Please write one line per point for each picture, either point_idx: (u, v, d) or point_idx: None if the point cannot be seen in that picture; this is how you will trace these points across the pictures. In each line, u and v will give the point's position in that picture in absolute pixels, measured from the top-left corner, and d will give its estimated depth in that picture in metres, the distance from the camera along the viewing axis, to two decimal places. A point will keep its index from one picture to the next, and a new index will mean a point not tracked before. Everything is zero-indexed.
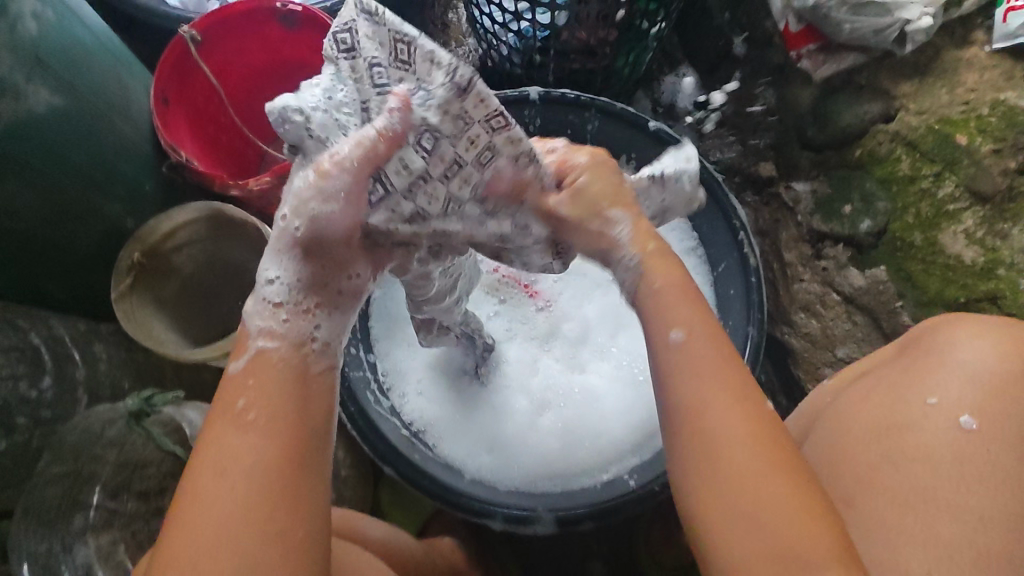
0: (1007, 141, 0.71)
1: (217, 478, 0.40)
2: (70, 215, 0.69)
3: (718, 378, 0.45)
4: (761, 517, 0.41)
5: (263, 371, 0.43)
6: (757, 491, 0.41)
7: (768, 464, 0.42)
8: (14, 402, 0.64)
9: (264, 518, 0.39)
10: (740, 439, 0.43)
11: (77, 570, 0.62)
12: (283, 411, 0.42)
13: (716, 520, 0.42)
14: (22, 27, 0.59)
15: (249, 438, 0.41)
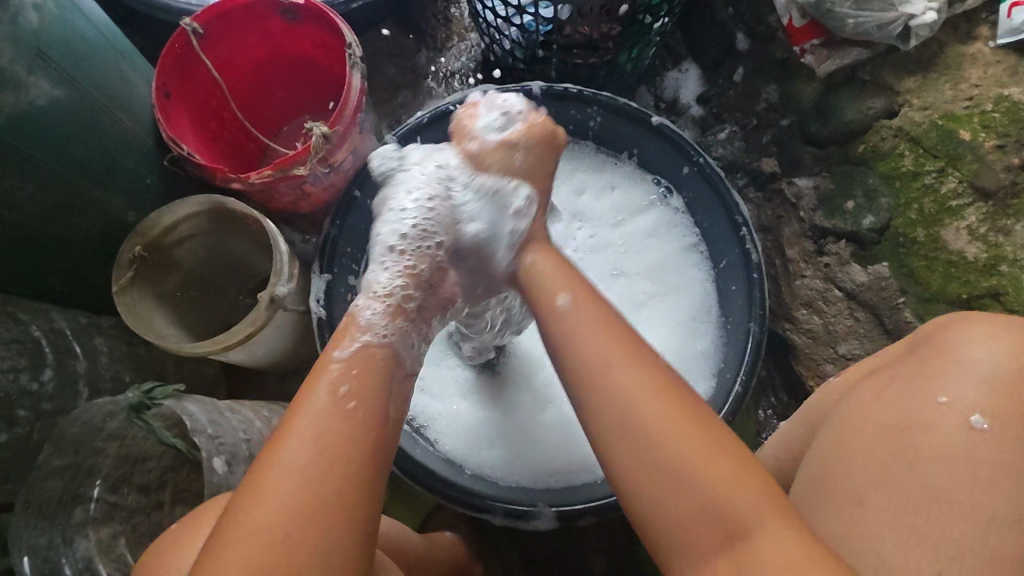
0: (1011, 138, 0.71)
1: (303, 449, 0.46)
2: (70, 208, 0.69)
3: (599, 335, 0.52)
4: (690, 472, 0.45)
5: (364, 364, 0.52)
6: (687, 449, 0.46)
7: (684, 427, 0.47)
8: (14, 394, 0.63)
9: (342, 480, 0.46)
10: (643, 397, 0.48)
11: (77, 563, 0.63)
12: (365, 402, 0.50)
13: (652, 480, 0.46)
14: (23, 18, 0.59)
15: (338, 416, 0.48)
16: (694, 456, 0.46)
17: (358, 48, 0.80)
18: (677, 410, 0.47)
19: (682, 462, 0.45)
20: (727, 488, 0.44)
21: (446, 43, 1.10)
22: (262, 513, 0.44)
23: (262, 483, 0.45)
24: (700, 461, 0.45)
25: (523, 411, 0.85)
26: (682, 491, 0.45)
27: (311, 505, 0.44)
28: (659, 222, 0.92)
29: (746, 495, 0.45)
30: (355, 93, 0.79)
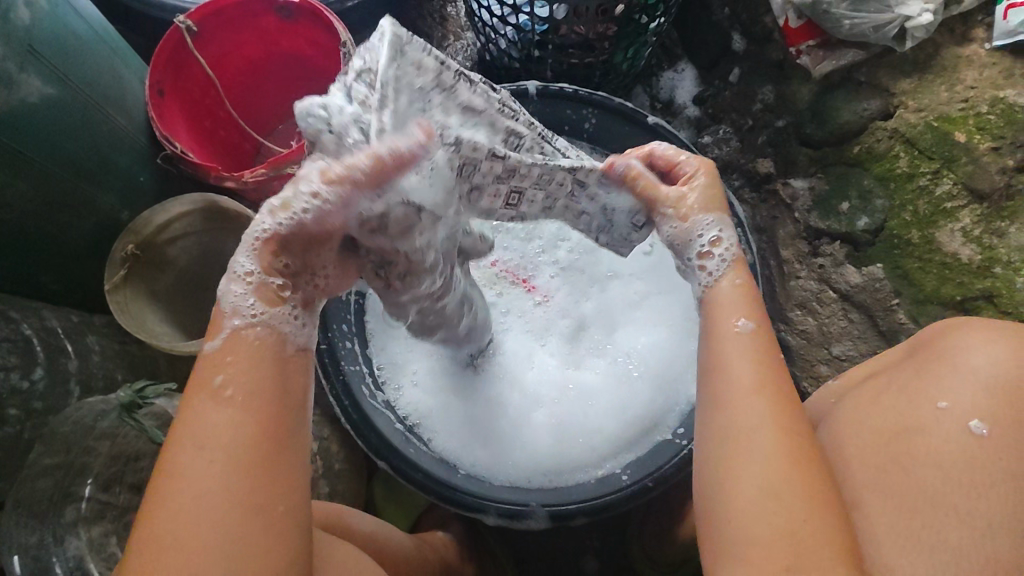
0: (1007, 139, 0.71)
1: (193, 453, 0.41)
2: (63, 206, 0.68)
3: (739, 376, 0.47)
4: (775, 508, 0.42)
5: (242, 351, 0.43)
6: (784, 486, 0.42)
7: (787, 458, 0.44)
8: (6, 393, 0.63)
9: (246, 489, 0.41)
10: (771, 429, 0.45)
11: (69, 563, 0.61)
12: (262, 385, 0.43)
13: (737, 513, 0.43)
14: (15, 15, 0.58)
15: (227, 412, 0.42)
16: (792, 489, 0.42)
17: (353, 47, 0.79)
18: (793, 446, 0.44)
19: (776, 486, 0.42)
20: (809, 521, 0.41)
21: (441, 43, 1.10)
22: (167, 527, 0.40)
23: (161, 498, 0.40)
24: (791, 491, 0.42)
25: (518, 411, 0.85)
26: (777, 515, 0.42)
27: (216, 507, 0.40)
28: None
29: (825, 533, 0.41)
30: None
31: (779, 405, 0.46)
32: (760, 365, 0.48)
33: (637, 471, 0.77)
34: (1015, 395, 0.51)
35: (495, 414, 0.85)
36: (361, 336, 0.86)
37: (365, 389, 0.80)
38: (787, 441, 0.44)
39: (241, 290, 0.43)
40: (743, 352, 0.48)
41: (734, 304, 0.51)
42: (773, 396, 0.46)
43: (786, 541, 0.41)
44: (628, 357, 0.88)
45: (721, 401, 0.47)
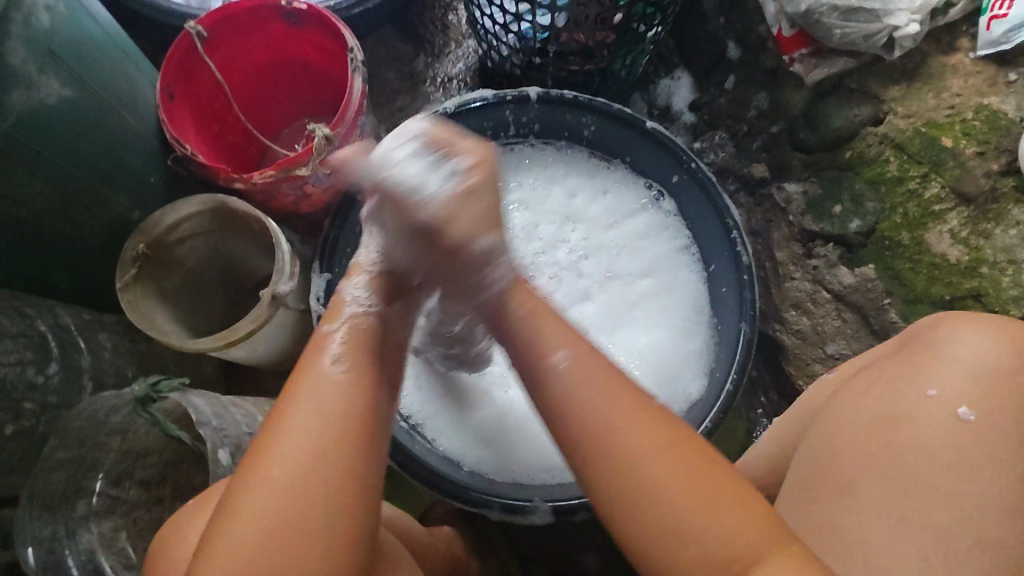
0: (991, 144, 0.74)
1: (300, 415, 0.46)
2: (78, 205, 0.70)
3: (597, 395, 0.47)
4: (692, 523, 0.43)
5: (356, 337, 0.51)
6: (693, 507, 0.43)
7: (710, 486, 0.44)
8: (22, 387, 0.64)
9: (336, 454, 0.45)
10: (652, 455, 0.44)
11: (81, 554, 0.64)
12: (366, 366, 0.49)
13: (650, 535, 0.44)
14: (36, 19, 0.60)
15: (336, 386, 0.47)
16: (712, 488, 0.44)
17: (360, 52, 0.81)
18: (689, 454, 0.45)
19: (689, 503, 0.43)
20: (744, 531, 0.43)
21: (443, 50, 1.12)
22: (262, 492, 0.43)
23: (262, 458, 0.45)
24: (704, 509, 0.43)
25: (522, 410, 0.87)
26: (687, 539, 0.43)
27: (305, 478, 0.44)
28: (650, 224, 0.95)
29: (766, 542, 0.43)
30: (357, 95, 0.81)
31: (653, 431, 0.45)
32: (586, 374, 0.48)
33: None
34: (996, 384, 0.53)
35: (500, 415, 0.86)
36: None
37: None
38: (675, 460, 0.44)
39: (358, 291, 0.54)
40: (589, 376, 0.48)
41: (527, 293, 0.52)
42: (631, 403, 0.47)
43: (721, 558, 0.43)
44: (630, 357, 0.89)
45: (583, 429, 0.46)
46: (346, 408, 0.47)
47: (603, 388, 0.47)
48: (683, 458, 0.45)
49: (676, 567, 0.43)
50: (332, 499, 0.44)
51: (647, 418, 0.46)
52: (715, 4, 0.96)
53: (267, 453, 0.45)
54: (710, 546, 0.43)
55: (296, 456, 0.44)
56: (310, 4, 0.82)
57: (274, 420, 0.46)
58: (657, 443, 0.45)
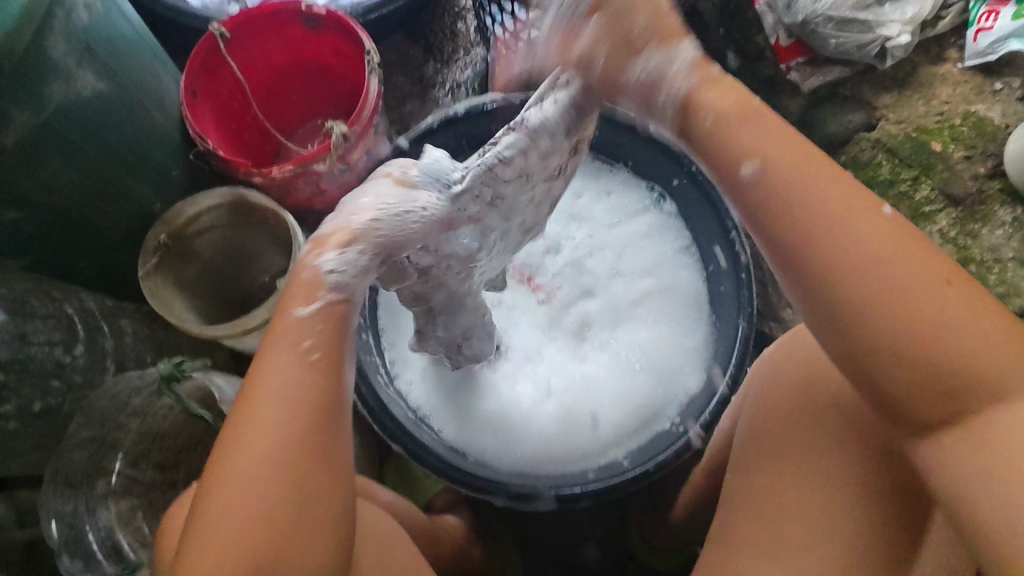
0: (978, 149, 0.79)
1: (274, 406, 0.44)
2: (104, 194, 0.73)
3: (830, 196, 0.42)
4: (963, 336, 0.39)
5: (331, 318, 0.47)
6: (956, 322, 0.39)
7: (967, 305, 0.39)
8: (50, 366, 0.67)
9: (313, 450, 0.44)
10: (879, 249, 0.40)
11: (100, 531, 0.66)
12: (337, 353, 0.47)
13: (912, 348, 0.39)
14: (76, 15, 0.64)
15: (307, 375, 0.45)
16: (964, 321, 0.39)
17: (376, 55, 0.85)
18: (931, 263, 0.40)
19: (931, 308, 0.39)
20: (994, 347, 0.39)
21: (451, 57, 1.16)
22: (239, 483, 0.43)
23: (236, 448, 0.43)
24: (972, 339, 0.39)
25: (526, 403, 0.89)
26: (938, 346, 0.39)
27: (278, 473, 0.43)
28: (653, 225, 0.98)
29: (1017, 357, 0.39)
30: (372, 97, 0.84)
31: (871, 227, 0.41)
32: (824, 178, 0.42)
33: (636, 456, 0.81)
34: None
35: (501, 405, 0.89)
36: (374, 329, 0.90)
37: (379, 377, 0.83)
38: (908, 254, 0.40)
39: (336, 256, 0.48)
40: (789, 176, 0.43)
41: (759, 125, 0.45)
42: (840, 181, 0.42)
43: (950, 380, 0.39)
44: (630, 352, 0.92)
45: (788, 196, 0.42)
46: (314, 399, 0.45)
47: (811, 184, 0.42)
48: (910, 251, 0.40)
49: (910, 345, 0.39)
50: (310, 488, 0.44)
51: (859, 201, 0.42)
52: None
53: (240, 445, 0.43)
54: (962, 366, 0.39)
55: (274, 451, 0.43)
56: (330, 9, 0.86)
57: (244, 406, 0.44)
58: (890, 237, 0.41)
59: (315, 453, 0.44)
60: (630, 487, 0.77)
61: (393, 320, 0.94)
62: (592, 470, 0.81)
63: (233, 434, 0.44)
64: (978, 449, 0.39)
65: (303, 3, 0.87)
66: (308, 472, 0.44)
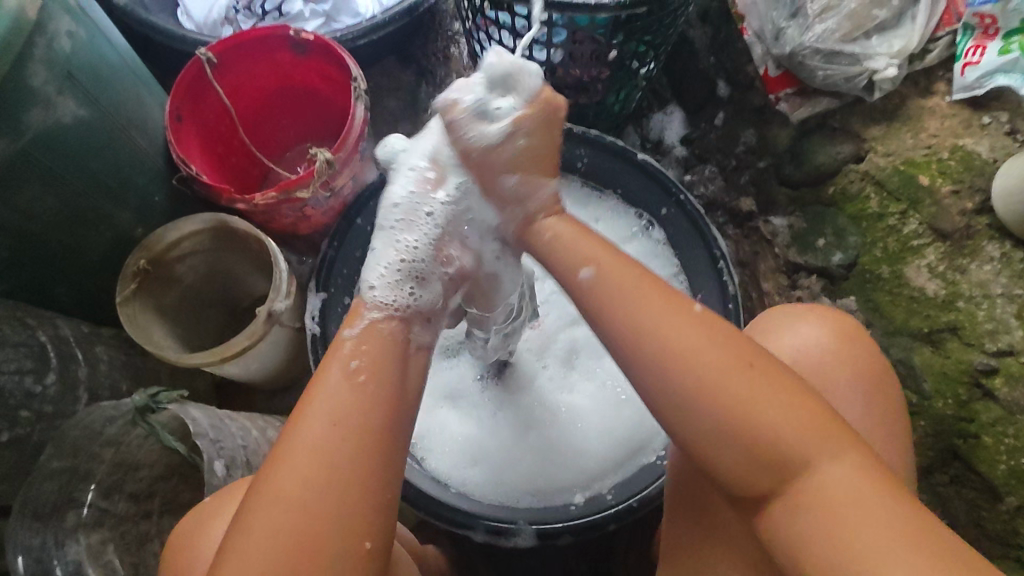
0: (965, 184, 0.77)
1: (323, 422, 0.46)
2: (83, 221, 0.72)
3: (655, 302, 0.49)
4: (755, 421, 0.45)
5: (377, 339, 0.52)
6: (754, 410, 0.45)
7: (766, 390, 0.45)
8: (19, 396, 0.66)
9: (360, 468, 0.46)
10: (696, 355, 0.46)
11: (67, 565, 0.65)
12: (389, 377, 0.50)
13: (706, 438, 0.46)
14: (58, 43, 0.63)
15: (357, 394, 0.48)
16: (762, 398, 0.45)
17: (363, 81, 0.85)
18: (737, 356, 0.47)
19: (744, 394, 0.45)
20: (787, 426, 0.45)
21: (444, 80, 1.16)
22: (285, 496, 0.44)
23: (284, 461, 0.45)
24: (770, 416, 0.45)
25: (509, 431, 0.88)
26: (746, 432, 0.45)
27: (323, 489, 0.44)
28: (641, 252, 0.96)
29: (813, 429, 0.45)
30: (357, 123, 0.84)
31: (697, 327, 0.48)
32: (643, 294, 0.50)
33: (621, 490, 0.79)
34: (823, 368, 0.59)
35: (483, 435, 0.87)
36: None
37: None
38: (720, 353, 0.47)
39: (380, 292, 0.55)
40: (611, 288, 0.51)
41: (580, 247, 0.54)
42: (662, 296, 0.50)
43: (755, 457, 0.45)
44: (618, 382, 0.90)
45: (605, 308, 0.50)
46: (364, 420, 0.47)
47: (629, 290, 0.50)
48: (726, 350, 0.47)
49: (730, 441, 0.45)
50: (362, 488, 0.45)
51: (671, 306, 0.49)
52: (706, 43, 1.00)
53: (287, 459, 0.45)
54: (755, 449, 0.45)
55: (320, 468, 0.45)
56: (317, 35, 0.86)
57: (296, 424, 0.47)
58: (708, 342, 0.47)
59: (369, 457, 0.46)
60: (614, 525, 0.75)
61: None
62: (576, 504, 0.79)
63: (282, 450, 0.46)
64: (796, 510, 0.44)
65: (292, 29, 0.87)
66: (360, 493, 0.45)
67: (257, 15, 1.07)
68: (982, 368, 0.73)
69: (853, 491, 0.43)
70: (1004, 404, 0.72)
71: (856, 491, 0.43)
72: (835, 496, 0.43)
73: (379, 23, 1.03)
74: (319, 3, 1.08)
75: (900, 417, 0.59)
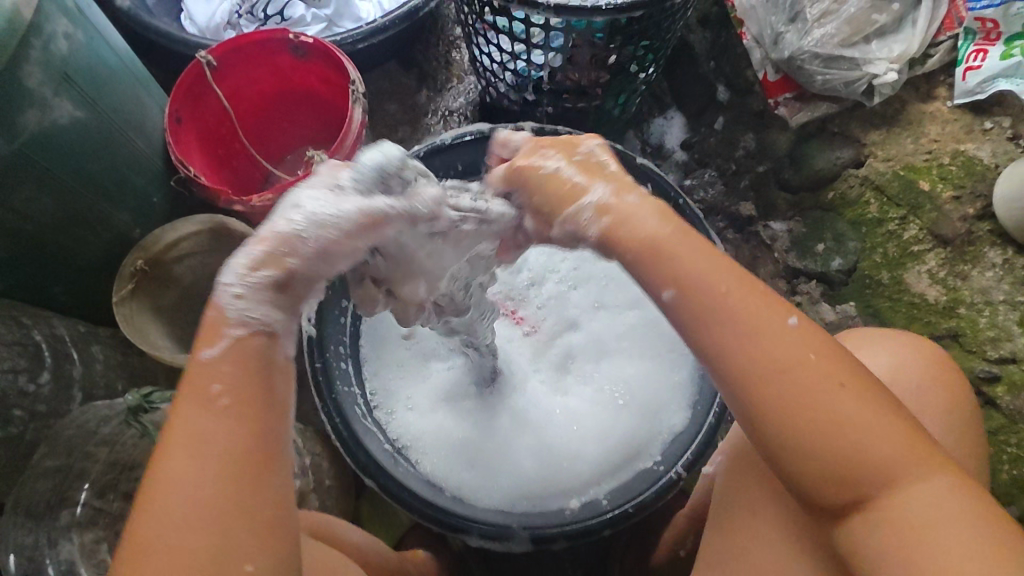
0: (966, 189, 0.76)
1: (176, 472, 0.39)
2: (79, 221, 0.73)
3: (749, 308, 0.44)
4: (857, 443, 0.41)
5: (250, 360, 0.40)
6: (859, 432, 0.41)
7: (875, 407, 0.42)
8: (13, 395, 0.67)
9: (223, 528, 0.38)
10: (795, 361, 0.43)
11: (60, 566, 0.64)
12: (251, 398, 0.40)
13: (803, 459, 0.42)
14: (55, 45, 0.64)
15: (213, 427, 0.39)
16: (869, 424, 0.42)
17: (361, 84, 0.85)
18: (849, 369, 0.43)
19: (845, 415, 0.42)
20: (893, 449, 0.42)
21: (445, 85, 1.17)
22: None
23: (139, 533, 0.38)
24: (880, 437, 0.42)
25: (506, 434, 0.87)
26: (852, 454, 0.42)
27: (184, 562, 0.38)
28: None
29: (923, 459, 0.42)
30: (355, 126, 0.84)
31: (802, 334, 0.44)
32: (751, 295, 0.45)
33: (616, 495, 0.78)
34: (907, 388, 0.55)
35: (478, 436, 0.86)
36: (355, 358, 0.87)
37: (357, 408, 0.82)
38: (822, 364, 0.43)
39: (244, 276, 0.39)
40: (723, 280, 0.45)
41: (689, 238, 0.47)
42: (767, 302, 0.45)
43: (851, 479, 0.42)
44: (615, 387, 0.89)
45: (706, 316, 0.45)
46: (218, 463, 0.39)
47: (734, 289, 0.45)
48: (828, 362, 0.43)
49: (829, 463, 0.42)
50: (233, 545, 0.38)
51: (782, 317, 0.44)
52: (706, 48, 1.00)
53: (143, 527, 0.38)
54: (860, 472, 0.41)
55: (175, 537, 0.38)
56: (317, 38, 0.86)
57: (149, 483, 0.39)
58: (810, 359, 0.43)
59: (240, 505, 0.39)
60: (608, 529, 0.75)
61: (377, 352, 0.90)
62: (571, 508, 0.79)
63: (137, 515, 0.39)
64: (880, 529, 0.41)
65: (291, 32, 0.87)
66: (227, 535, 0.38)
67: (259, 19, 1.08)
68: (985, 375, 0.72)
69: (945, 512, 0.41)
70: (1006, 411, 0.71)
71: (952, 514, 0.41)
72: (930, 521, 0.40)
73: (379, 27, 1.03)
74: (322, 7, 1.09)
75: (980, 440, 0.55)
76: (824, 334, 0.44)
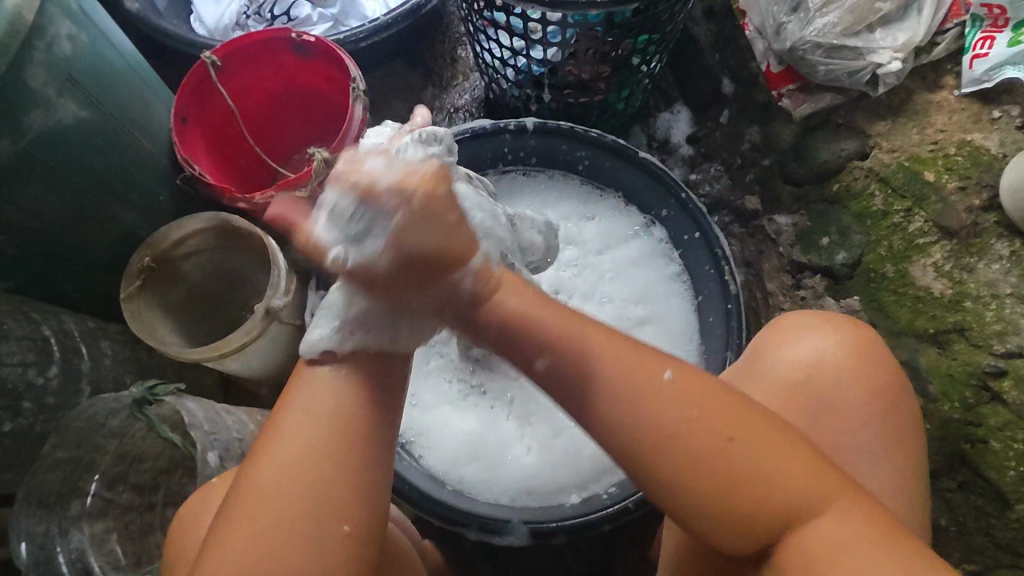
0: (972, 180, 0.75)
1: (297, 411, 0.48)
2: (87, 219, 0.75)
3: (626, 367, 0.47)
4: (744, 480, 0.44)
5: (352, 366, 0.50)
6: (755, 470, 0.44)
7: (762, 447, 0.45)
8: (22, 387, 0.69)
9: (332, 456, 0.46)
10: (665, 422, 0.45)
11: (70, 553, 0.66)
12: (368, 376, 0.50)
13: (694, 511, 0.45)
14: (58, 47, 0.66)
15: (334, 378, 0.49)
16: (754, 466, 0.44)
17: (362, 82, 0.86)
18: (721, 421, 0.45)
19: (738, 471, 0.44)
20: (784, 483, 0.44)
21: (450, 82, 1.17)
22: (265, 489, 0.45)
23: (262, 457, 0.46)
24: (771, 470, 0.44)
25: (506, 429, 0.87)
26: (748, 494, 0.44)
27: (298, 482, 0.45)
28: (643, 250, 0.95)
29: (819, 490, 0.44)
30: (357, 122, 0.85)
31: (669, 397, 0.46)
32: (618, 361, 0.47)
33: (619, 491, 0.78)
34: (834, 379, 0.58)
35: (480, 431, 0.87)
36: None
37: None
38: (701, 416, 0.45)
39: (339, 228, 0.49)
40: (591, 355, 0.47)
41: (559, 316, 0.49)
42: (633, 356, 0.47)
43: (757, 517, 0.44)
44: None
45: (586, 368, 0.47)
46: (337, 404, 0.48)
47: (610, 359, 0.47)
48: (706, 408, 0.45)
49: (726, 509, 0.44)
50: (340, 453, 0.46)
51: (651, 387, 0.46)
52: (710, 41, 0.98)
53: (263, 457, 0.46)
54: (758, 514, 0.44)
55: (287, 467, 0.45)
56: (317, 36, 0.87)
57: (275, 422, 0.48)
58: (691, 406, 0.45)
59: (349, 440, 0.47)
60: (608, 524, 0.75)
61: None
62: (572, 503, 0.79)
63: (261, 447, 0.47)
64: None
65: (293, 31, 0.89)
66: (325, 486, 0.45)
67: (267, 19, 1.09)
68: (990, 370, 0.70)
69: (839, 536, 0.43)
70: (1014, 407, 0.69)
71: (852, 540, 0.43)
72: (828, 550, 0.43)
73: (384, 24, 1.03)
74: (328, 6, 1.10)
75: (920, 442, 0.58)
76: (690, 383, 0.46)
